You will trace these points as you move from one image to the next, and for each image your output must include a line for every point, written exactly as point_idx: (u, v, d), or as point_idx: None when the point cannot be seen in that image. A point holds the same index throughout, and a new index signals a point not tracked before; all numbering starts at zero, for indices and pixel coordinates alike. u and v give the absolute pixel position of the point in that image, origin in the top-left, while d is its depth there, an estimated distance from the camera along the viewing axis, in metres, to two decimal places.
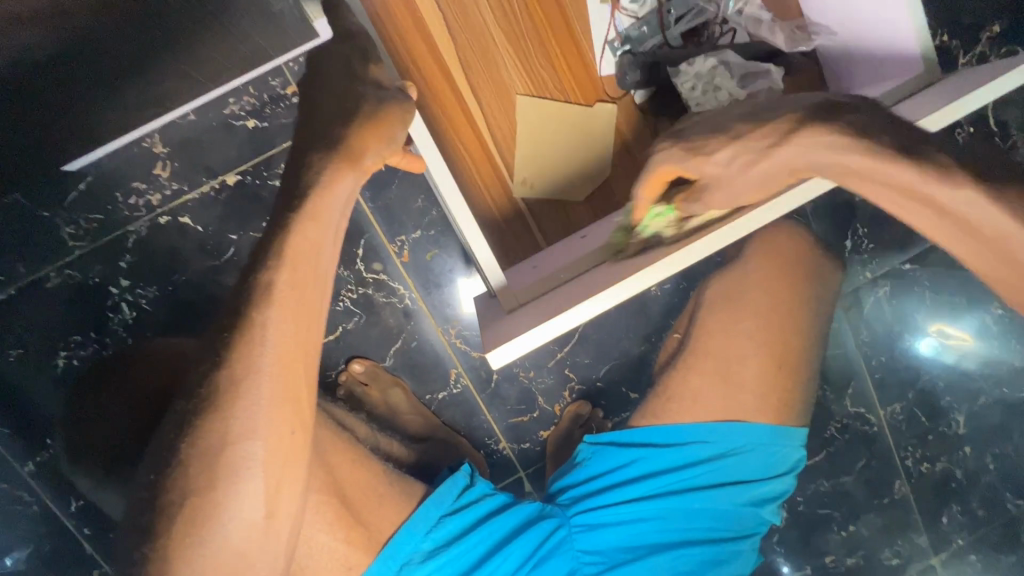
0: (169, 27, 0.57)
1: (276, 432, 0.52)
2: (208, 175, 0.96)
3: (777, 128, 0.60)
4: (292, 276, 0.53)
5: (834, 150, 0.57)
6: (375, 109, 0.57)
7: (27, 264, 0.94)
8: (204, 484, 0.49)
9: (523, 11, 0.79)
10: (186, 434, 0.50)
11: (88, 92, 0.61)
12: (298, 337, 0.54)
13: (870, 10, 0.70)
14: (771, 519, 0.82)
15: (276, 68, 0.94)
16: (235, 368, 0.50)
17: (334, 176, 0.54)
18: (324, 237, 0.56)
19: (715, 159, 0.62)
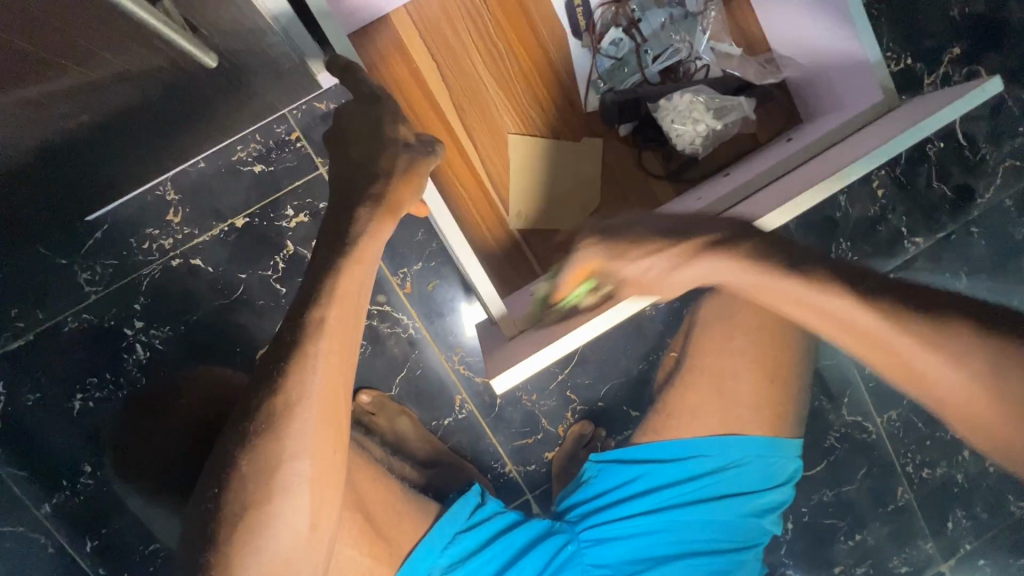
0: (186, 87, 0.62)
1: (322, 452, 0.57)
2: (218, 218, 1.01)
3: (691, 245, 0.69)
4: (341, 312, 0.57)
5: (733, 264, 0.67)
6: (410, 166, 0.58)
7: (45, 310, 0.98)
8: (262, 497, 0.54)
9: (511, 56, 0.85)
10: (246, 452, 0.55)
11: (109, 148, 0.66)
12: (343, 365, 0.58)
13: (831, 46, 0.76)
14: (772, 529, 0.85)
15: (281, 116, 1.00)
16: (290, 395, 0.55)
17: (377, 228, 0.58)
18: (367, 277, 0.60)
19: (635, 264, 0.69)
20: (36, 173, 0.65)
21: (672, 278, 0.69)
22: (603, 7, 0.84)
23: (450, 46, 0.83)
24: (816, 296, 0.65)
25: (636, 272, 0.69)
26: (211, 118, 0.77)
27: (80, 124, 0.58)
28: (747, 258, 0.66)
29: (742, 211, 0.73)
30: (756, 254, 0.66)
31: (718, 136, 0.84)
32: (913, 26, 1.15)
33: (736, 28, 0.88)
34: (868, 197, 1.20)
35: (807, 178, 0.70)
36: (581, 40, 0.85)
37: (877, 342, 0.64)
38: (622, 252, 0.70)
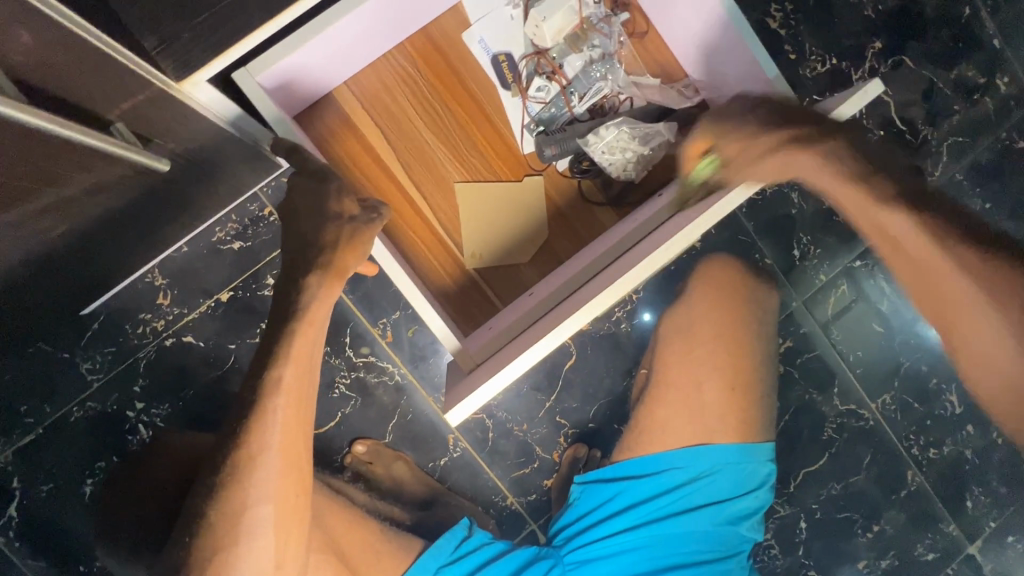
0: (145, 187, 0.69)
1: (284, 497, 0.61)
2: (204, 296, 1.08)
3: (776, 137, 0.75)
4: (296, 369, 0.62)
5: (816, 165, 0.75)
6: (353, 236, 0.64)
7: (52, 403, 1.05)
8: (230, 540, 0.58)
9: (449, 114, 0.92)
10: (214, 501, 0.59)
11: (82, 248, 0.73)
12: (302, 415, 0.63)
13: (735, 68, 0.85)
14: (751, 536, 0.86)
15: (252, 195, 1.08)
16: (251, 447, 0.59)
17: (326, 292, 0.64)
18: (320, 336, 0.65)
19: (731, 145, 0.78)
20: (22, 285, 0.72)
21: (765, 161, 0.76)
22: (526, 59, 0.91)
23: (392, 113, 0.91)
24: (874, 209, 0.73)
25: (735, 154, 0.78)
26: (178, 209, 0.84)
27: (59, 236, 0.66)
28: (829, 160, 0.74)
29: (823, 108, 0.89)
30: (837, 157, 0.74)
31: (647, 160, 0.91)
32: (833, 28, 1.21)
33: (651, 59, 0.95)
34: (820, 191, 1.23)
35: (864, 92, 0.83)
36: (509, 91, 0.92)
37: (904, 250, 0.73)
38: (726, 133, 0.79)
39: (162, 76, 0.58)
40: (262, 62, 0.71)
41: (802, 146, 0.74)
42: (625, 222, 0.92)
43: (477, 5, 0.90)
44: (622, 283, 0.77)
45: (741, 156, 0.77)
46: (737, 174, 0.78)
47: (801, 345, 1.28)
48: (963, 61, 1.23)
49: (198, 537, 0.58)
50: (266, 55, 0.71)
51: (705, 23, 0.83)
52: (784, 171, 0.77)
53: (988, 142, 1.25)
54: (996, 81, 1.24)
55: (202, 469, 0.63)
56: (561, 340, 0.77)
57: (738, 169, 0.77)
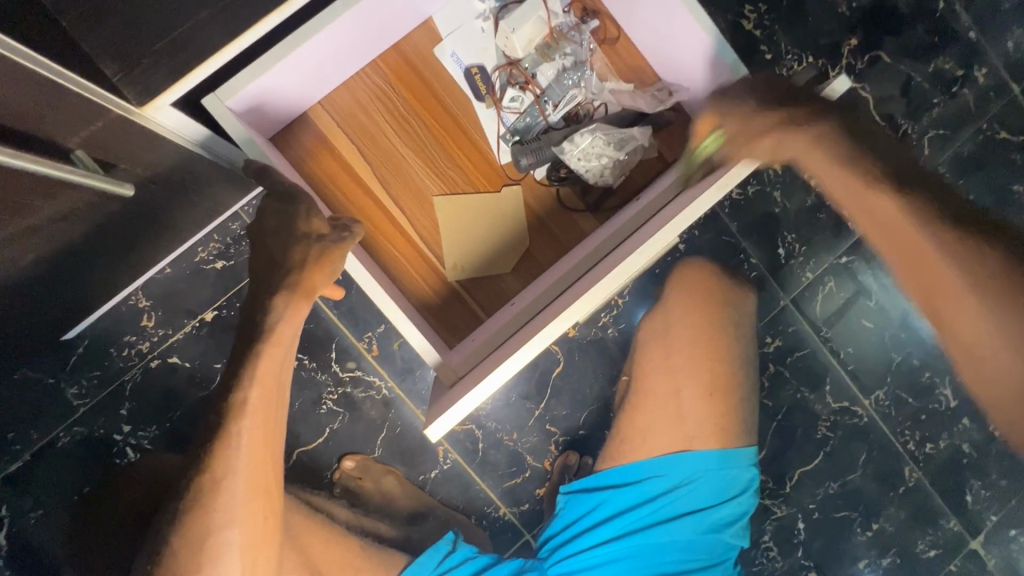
0: (114, 212, 0.69)
1: (251, 520, 0.60)
2: (189, 316, 1.08)
3: (768, 118, 0.75)
4: (262, 392, 0.61)
5: (811, 144, 0.73)
6: (321, 254, 0.64)
7: (39, 430, 1.04)
8: (194, 567, 0.58)
9: (425, 128, 0.93)
10: (179, 527, 0.58)
11: (54, 274, 0.73)
12: (268, 437, 0.62)
13: (704, 70, 0.85)
14: (736, 543, 0.86)
15: (234, 214, 1.08)
16: (216, 472, 0.59)
17: (293, 311, 0.63)
18: (287, 356, 0.65)
19: (733, 121, 0.77)
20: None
21: (764, 136, 0.74)
22: (499, 70, 0.92)
23: (367, 129, 0.92)
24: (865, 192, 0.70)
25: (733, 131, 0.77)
26: (153, 232, 0.84)
27: (30, 264, 0.66)
28: (825, 140, 0.73)
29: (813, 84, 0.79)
30: (836, 138, 0.73)
31: (624, 166, 0.91)
32: (808, 27, 1.21)
33: (625, 65, 0.96)
34: (802, 189, 1.24)
35: None
36: (483, 103, 0.93)
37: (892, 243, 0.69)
38: (730, 109, 0.78)
39: (120, 100, 0.58)
40: (230, 87, 0.71)
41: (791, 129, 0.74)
42: (604, 226, 0.92)
43: (447, 20, 0.91)
44: (592, 295, 0.76)
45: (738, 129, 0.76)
46: (733, 150, 0.76)
47: (791, 343, 1.27)
48: (940, 54, 1.23)
49: (162, 564, 0.58)
50: (234, 80, 0.71)
51: (671, 28, 0.84)
52: (778, 152, 0.76)
53: (970, 133, 1.25)
54: (974, 73, 1.24)
55: (171, 493, 0.63)
56: (538, 351, 0.76)
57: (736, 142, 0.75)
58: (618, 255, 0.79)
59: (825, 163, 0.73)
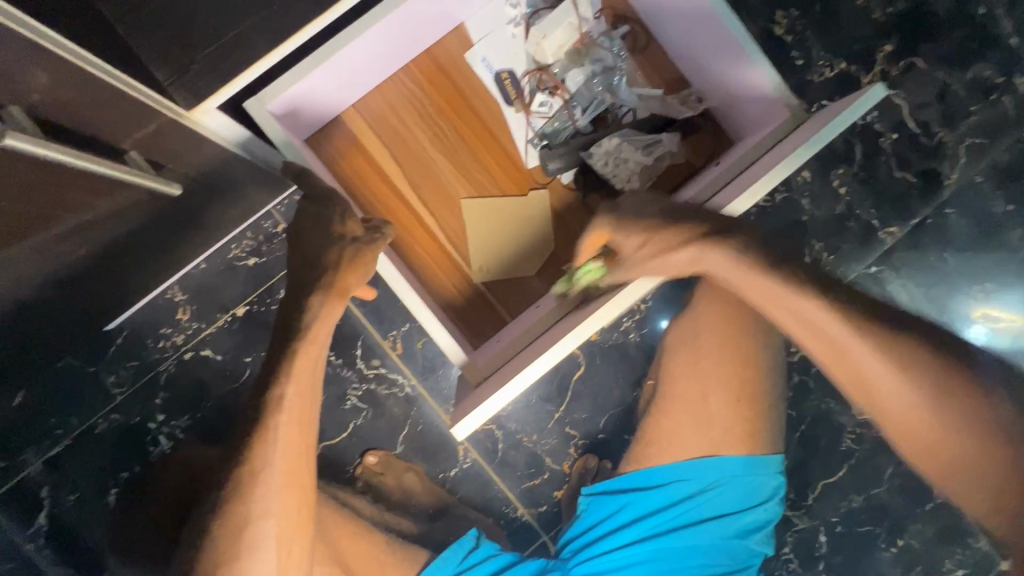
0: (161, 208, 0.72)
1: (287, 511, 0.62)
2: (222, 310, 1.12)
3: (684, 232, 0.72)
4: (299, 388, 0.64)
5: (730, 262, 0.72)
6: (355, 256, 0.66)
7: (80, 415, 1.09)
8: (233, 554, 0.59)
9: (454, 131, 0.94)
10: (219, 514, 0.60)
11: (102, 267, 0.76)
12: (304, 431, 0.64)
13: (736, 77, 0.85)
14: (762, 550, 0.85)
15: (267, 212, 1.12)
16: (255, 463, 0.61)
17: (327, 310, 0.66)
18: (322, 355, 0.67)
19: (631, 241, 0.75)
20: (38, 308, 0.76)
21: (665, 258, 0.73)
22: (529, 75, 0.93)
23: (398, 131, 0.93)
24: (797, 304, 0.71)
25: (632, 249, 0.74)
26: (193, 229, 0.88)
27: (83, 257, 0.70)
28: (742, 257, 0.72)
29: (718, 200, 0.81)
30: (750, 252, 0.72)
31: (651, 171, 0.91)
32: (840, 33, 1.20)
33: (654, 70, 0.96)
34: (831, 197, 1.22)
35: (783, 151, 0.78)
36: (513, 107, 0.94)
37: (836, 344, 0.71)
38: (621, 229, 0.75)
39: (173, 105, 0.61)
40: (272, 91, 0.74)
41: (716, 242, 0.72)
42: None
43: (480, 24, 0.92)
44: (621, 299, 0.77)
45: (641, 250, 0.74)
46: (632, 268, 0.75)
47: None
48: (979, 60, 1.19)
49: (201, 548, 0.60)
50: (275, 85, 0.74)
51: (705, 34, 0.84)
52: (695, 265, 0.74)
53: (1009, 143, 1.21)
54: (1015, 79, 1.20)
55: (208, 483, 0.65)
56: (562, 355, 0.77)
57: (634, 265, 0.74)
58: None
59: (748, 276, 0.72)
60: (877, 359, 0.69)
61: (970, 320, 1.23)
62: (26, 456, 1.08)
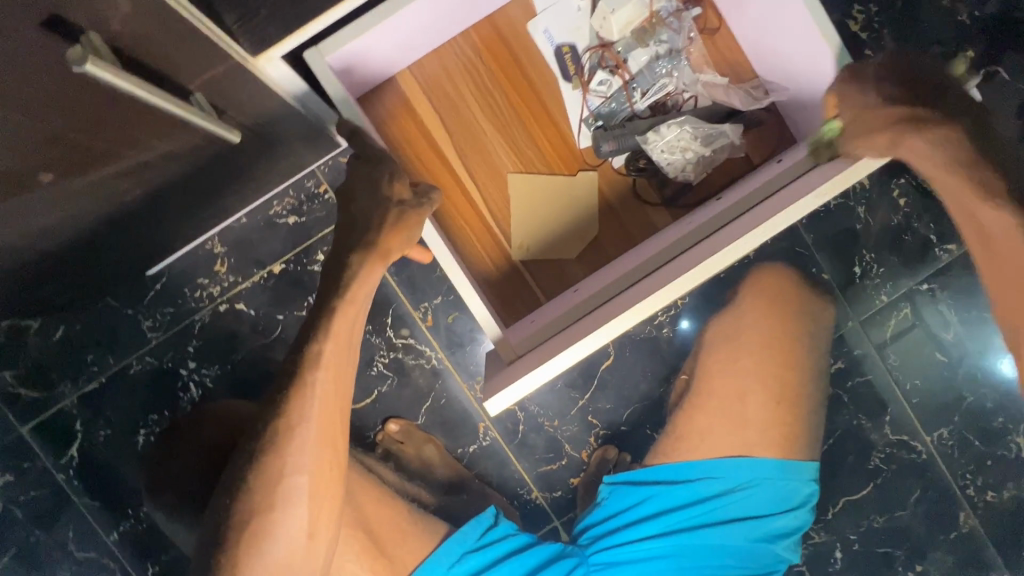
0: (213, 154, 0.71)
1: (319, 467, 0.62)
2: (258, 266, 1.13)
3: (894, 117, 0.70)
4: (336, 346, 0.63)
5: (926, 151, 0.71)
6: (401, 218, 0.65)
7: (115, 355, 1.12)
8: (267, 506, 0.59)
9: (507, 104, 0.92)
10: (254, 465, 0.60)
11: (149, 208, 0.77)
12: (339, 390, 0.64)
13: (810, 72, 0.80)
14: (788, 557, 0.83)
15: (310, 172, 1.11)
16: (292, 416, 0.60)
17: (365, 272, 0.64)
18: (360, 313, 0.66)
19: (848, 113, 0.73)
20: (83, 243, 0.76)
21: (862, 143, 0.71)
22: (590, 51, 0.90)
23: (451, 100, 0.91)
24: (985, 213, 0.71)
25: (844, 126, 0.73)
26: (239, 180, 0.87)
27: (136, 196, 0.70)
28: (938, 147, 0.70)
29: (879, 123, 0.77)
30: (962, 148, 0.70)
31: (707, 162, 0.89)
32: (919, 35, 1.13)
33: (721, 57, 0.92)
34: (888, 207, 1.17)
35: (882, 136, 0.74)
36: (570, 84, 0.91)
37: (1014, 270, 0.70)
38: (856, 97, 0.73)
39: (238, 49, 0.58)
40: (332, 43, 0.72)
41: (920, 129, 0.70)
42: (680, 223, 0.88)
43: None
44: (665, 292, 0.73)
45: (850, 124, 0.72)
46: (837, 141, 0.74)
47: (853, 368, 1.22)
48: None
49: (233, 497, 0.60)
50: (334, 37, 0.72)
51: (780, 23, 0.79)
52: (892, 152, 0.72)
53: None
54: None
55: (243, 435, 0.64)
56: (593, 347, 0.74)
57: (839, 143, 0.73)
58: (697, 253, 0.76)
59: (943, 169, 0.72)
60: None
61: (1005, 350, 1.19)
62: (62, 389, 1.11)
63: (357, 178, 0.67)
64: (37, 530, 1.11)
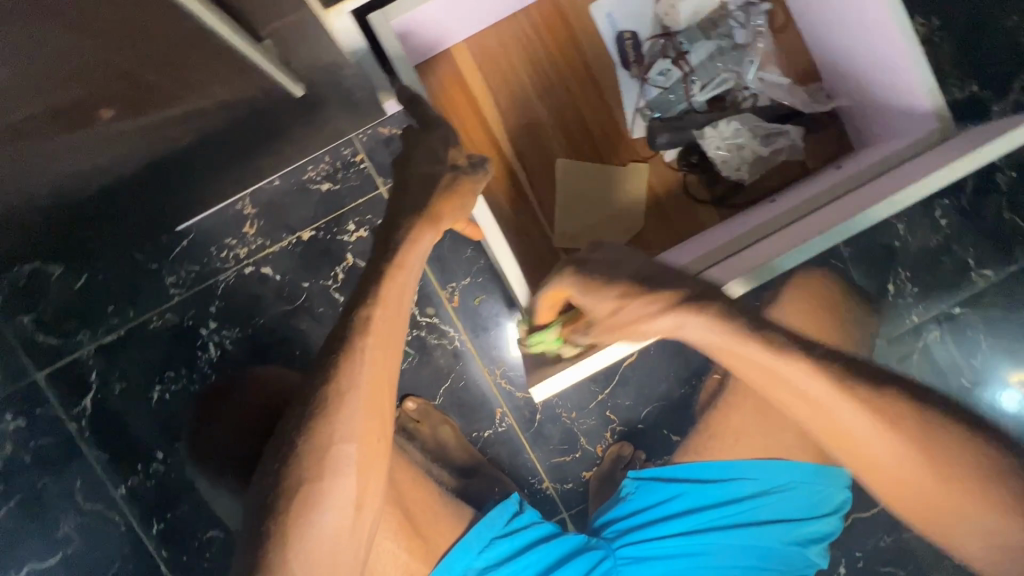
0: (264, 110, 0.69)
1: (368, 437, 0.60)
2: (288, 231, 1.11)
3: (659, 298, 0.68)
4: (385, 312, 0.62)
5: (708, 330, 0.67)
6: (452, 184, 0.63)
7: (136, 309, 1.10)
8: (316, 473, 0.58)
9: (562, 85, 0.89)
10: (303, 431, 0.59)
11: (189, 160, 0.74)
12: (387, 359, 0.62)
13: (883, 80, 0.78)
14: (818, 562, 0.83)
15: (348, 140, 1.09)
16: (342, 382, 0.59)
17: (417, 236, 0.62)
18: (409, 281, 0.64)
19: (603, 301, 0.69)
20: (120, 190, 0.74)
21: (650, 324, 0.68)
22: (652, 40, 0.88)
23: (506, 77, 0.89)
24: (801, 384, 0.68)
25: (602, 314, 0.69)
26: (280, 141, 0.85)
27: (184, 144, 0.68)
28: (720, 320, 0.67)
29: (718, 272, 0.75)
30: (726, 319, 0.67)
31: (763, 163, 0.87)
32: (980, 51, 1.09)
33: (784, 58, 0.90)
34: (929, 228, 1.12)
35: (792, 237, 0.74)
36: (629, 72, 0.89)
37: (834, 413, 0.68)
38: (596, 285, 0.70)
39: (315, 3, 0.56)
40: (399, 7, 0.71)
41: (695, 310, 0.67)
42: (734, 223, 0.86)
43: None
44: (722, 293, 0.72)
45: (609, 319, 0.69)
46: (601, 330, 0.70)
47: None
48: None
49: (272, 461, 0.59)
50: (403, 2, 0.71)
51: (858, 27, 0.77)
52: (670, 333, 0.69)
53: None
54: None
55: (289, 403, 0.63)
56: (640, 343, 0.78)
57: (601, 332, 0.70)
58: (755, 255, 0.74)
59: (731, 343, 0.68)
60: (868, 420, 0.68)
61: (1005, 384, 1.18)
62: (81, 338, 1.10)
63: (413, 144, 0.65)
64: (45, 477, 1.10)
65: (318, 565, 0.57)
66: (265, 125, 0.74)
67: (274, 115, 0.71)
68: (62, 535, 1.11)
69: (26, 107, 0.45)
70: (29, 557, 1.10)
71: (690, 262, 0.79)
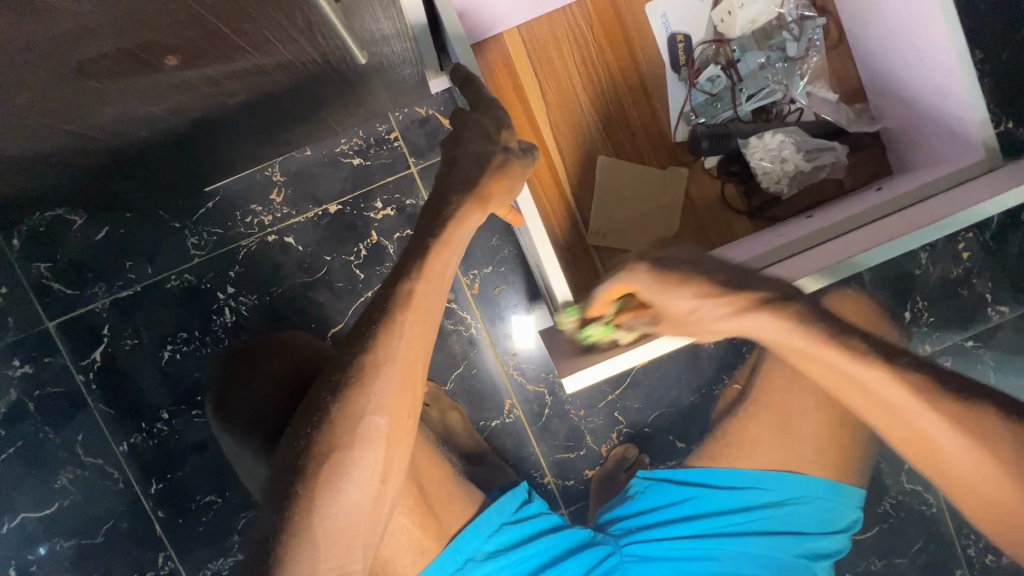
0: (316, 76, 0.68)
1: (399, 411, 0.60)
2: (314, 203, 1.10)
3: (744, 299, 0.67)
4: (426, 288, 0.61)
5: (779, 329, 0.67)
6: (504, 165, 0.63)
7: (154, 267, 1.09)
8: (347, 442, 0.58)
9: (609, 81, 0.89)
10: (335, 400, 0.58)
11: (235, 119, 0.74)
12: (424, 335, 0.62)
13: (933, 103, 0.78)
14: None
15: (384, 116, 1.09)
16: (378, 354, 0.59)
17: (464, 215, 0.62)
18: (452, 259, 0.63)
19: (680, 302, 0.68)
20: (162, 142, 0.73)
21: (722, 323, 0.68)
22: (705, 45, 0.88)
23: (553, 67, 0.89)
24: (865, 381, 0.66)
25: (676, 310, 0.69)
26: (323, 111, 0.85)
27: (236, 102, 0.67)
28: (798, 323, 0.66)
29: (778, 270, 0.74)
30: (805, 318, 0.67)
31: (804, 178, 0.87)
32: None
33: (832, 76, 0.90)
34: (951, 258, 1.13)
35: (867, 238, 0.72)
36: (678, 74, 0.89)
37: (911, 417, 0.66)
38: (672, 285, 0.68)
39: None
40: None
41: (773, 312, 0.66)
42: (769, 234, 0.86)
43: None
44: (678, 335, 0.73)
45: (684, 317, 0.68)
46: (667, 327, 0.70)
47: None
48: None
49: (302, 428, 0.59)
50: None
51: (912, 48, 0.77)
52: (739, 331, 0.68)
53: None
54: None
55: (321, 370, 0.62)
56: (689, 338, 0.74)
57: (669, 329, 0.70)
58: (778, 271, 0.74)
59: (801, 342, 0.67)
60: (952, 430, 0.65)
61: None
62: (95, 291, 1.09)
63: (465, 122, 0.64)
64: (47, 427, 1.09)
65: (340, 531, 0.58)
66: (314, 90, 0.73)
67: (324, 82, 0.71)
68: (59, 486, 1.10)
69: (100, 46, 0.44)
70: (25, 505, 1.10)
71: (747, 258, 0.79)
